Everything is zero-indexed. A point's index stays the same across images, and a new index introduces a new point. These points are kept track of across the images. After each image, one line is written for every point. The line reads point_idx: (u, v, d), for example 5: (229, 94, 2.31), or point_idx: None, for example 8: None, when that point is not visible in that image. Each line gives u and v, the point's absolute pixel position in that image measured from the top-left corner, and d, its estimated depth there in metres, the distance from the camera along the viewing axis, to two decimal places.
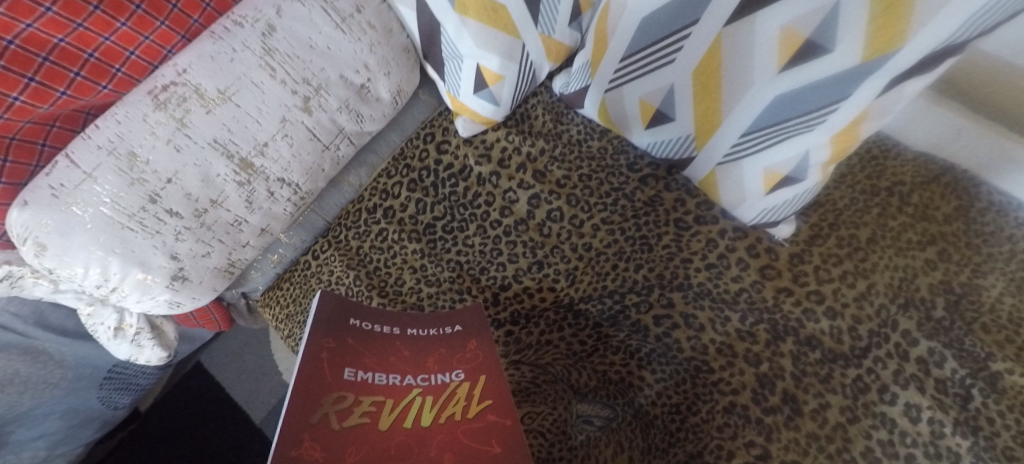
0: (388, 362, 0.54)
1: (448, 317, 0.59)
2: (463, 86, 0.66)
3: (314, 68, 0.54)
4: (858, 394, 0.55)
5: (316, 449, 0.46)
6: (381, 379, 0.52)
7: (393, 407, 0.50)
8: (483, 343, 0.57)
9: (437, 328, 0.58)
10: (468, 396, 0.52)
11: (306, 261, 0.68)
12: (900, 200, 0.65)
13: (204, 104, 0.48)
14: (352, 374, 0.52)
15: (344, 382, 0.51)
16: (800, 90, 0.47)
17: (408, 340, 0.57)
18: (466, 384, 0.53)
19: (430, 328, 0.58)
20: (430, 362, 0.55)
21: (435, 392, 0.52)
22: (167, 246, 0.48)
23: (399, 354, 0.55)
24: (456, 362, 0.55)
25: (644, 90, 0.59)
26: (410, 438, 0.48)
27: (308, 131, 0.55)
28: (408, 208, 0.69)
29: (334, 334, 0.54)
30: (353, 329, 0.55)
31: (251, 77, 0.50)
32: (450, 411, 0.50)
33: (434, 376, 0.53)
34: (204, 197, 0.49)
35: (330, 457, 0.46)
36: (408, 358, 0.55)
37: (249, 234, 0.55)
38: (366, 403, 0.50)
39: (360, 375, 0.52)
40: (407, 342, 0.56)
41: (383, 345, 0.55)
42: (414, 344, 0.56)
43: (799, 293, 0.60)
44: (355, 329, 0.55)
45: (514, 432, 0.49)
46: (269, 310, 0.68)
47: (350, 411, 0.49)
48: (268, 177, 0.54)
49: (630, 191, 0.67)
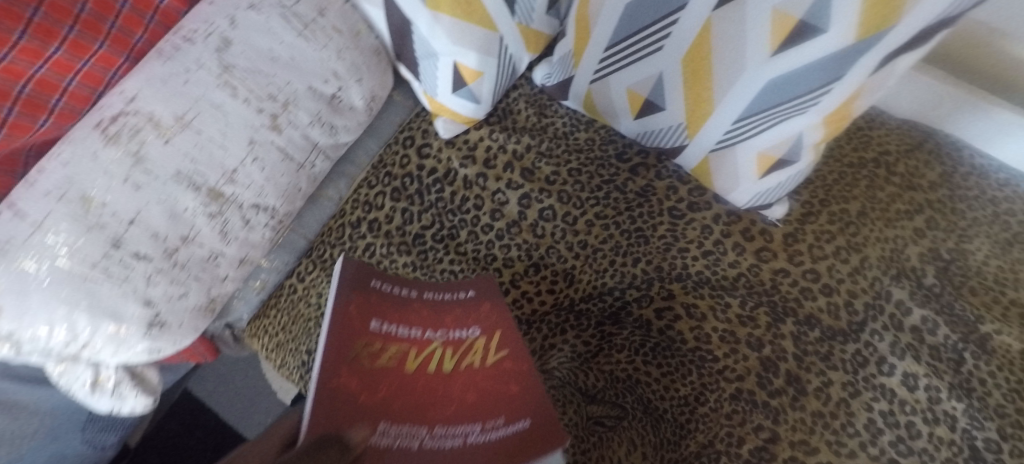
0: (411, 314, 0.51)
1: (461, 282, 0.56)
2: (441, 86, 0.62)
3: (279, 82, 0.50)
4: (858, 368, 0.56)
5: (353, 382, 0.43)
6: (405, 332, 0.49)
7: (417, 356, 0.48)
8: (496, 307, 0.54)
9: (450, 293, 0.55)
10: (485, 347, 0.50)
11: (291, 285, 0.65)
12: (887, 170, 0.65)
13: (160, 133, 0.44)
14: (378, 326, 0.48)
15: (370, 330, 0.48)
16: (792, 74, 0.45)
17: (427, 303, 0.53)
18: (483, 338, 0.51)
19: (442, 293, 0.54)
20: (448, 320, 0.52)
21: (455, 345, 0.50)
22: (140, 292, 0.44)
23: (417, 313, 0.52)
24: (476, 320, 0.53)
25: (631, 80, 0.57)
26: (434, 383, 0.46)
27: (279, 151, 0.51)
28: (394, 218, 0.66)
29: (355, 286, 0.50)
30: (375, 291, 0.51)
31: (210, 98, 0.46)
32: (470, 359, 0.49)
33: (455, 332, 0.51)
34: (172, 234, 0.45)
35: (365, 390, 0.43)
36: (428, 317, 0.52)
37: (228, 266, 0.51)
38: (392, 351, 0.48)
39: (386, 327, 0.49)
40: (426, 305, 0.53)
41: (404, 301, 0.52)
42: (432, 304, 0.53)
43: (796, 273, 0.61)
44: (377, 288, 0.51)
45: (528, 377, 0.48)
46: (257, 340, 0.65)
47: (379, 356, 0.46)
48: (241, 204, 0.50)
49: (621, 182, 0.66)
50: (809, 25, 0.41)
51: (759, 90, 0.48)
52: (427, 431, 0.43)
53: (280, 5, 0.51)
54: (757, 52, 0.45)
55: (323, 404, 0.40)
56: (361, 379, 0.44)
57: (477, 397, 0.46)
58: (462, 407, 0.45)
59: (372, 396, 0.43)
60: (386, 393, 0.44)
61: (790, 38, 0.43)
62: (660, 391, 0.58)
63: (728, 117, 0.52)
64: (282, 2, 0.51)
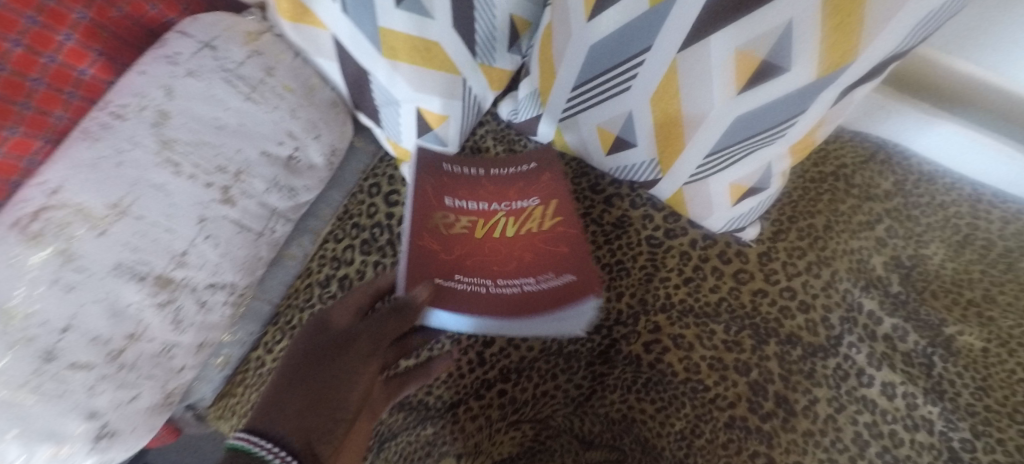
0: (478, 192, 0.61)
1: (525, 156, 0.65)
2: (405, 132, 0.60)
3: (228, 151, 0.46)
4: (840, 382, 0.58)
5: (434, 244, 0.55)
6: (475, 204, 0.60)
7: (486, 225, 0.59)
8: (554, 177, 0.63)
9: (515, 167, 0.64)
10: (542, 216, 0.59)
11: (258, 357, 0.61)
12: (845, 183, 0.68)
13: (93, 225, 0.39)
14: (451, 201, 0.59)
15: (446, 205, 0.59)
16: (758, 111, 0.46)
17: (492, 179, 0.63)
18: (541, 207, 0.60)
19: (508, 167, 0.64)
20: (510, 192, 0.62)
21: (516, 214, 0.60)
22: (83, 405, 0.40)
23: (486, 186, 0.61)
24: (532, 192, 0.61)
25: (601, 118, 0.57)
26: (499, 245, 0.56)
27: (234, 225, 0.48)
28: (366, 273, 0.62)
29: (430, 158, 0.61)
30: (446, 171, 0.62)
31: (149, 179, 0.41)
32: (530, 224, 0.59)
33: (514, 203, 0.60)
34: (117, 334, 0.41)
35: (444, 249, 0.55)
36: (492, 190, 0.61)
37: (184, 355, 0.48)
38: (464, 220, 0.59)
39: (457, 202, 0.60)
40: (492, 180, 0.62)
41: (469, 182, 0.62)
42: (497, 179, 0.63)
43: (774, 292, 0.61)
44: (448, 170, 0.61)
45: (579, 239, 0.57)
46: (224, 422, 0.61)
47: (456, 227, 0.58)
48: (194, 287, 0.46)
49: (597, 214, 0.65)
50: (772, 65, 0.41)
51: (728, 127, 0.48)
52: (491, 281, 0.53)
53: (223, 67, 0.46)
54: (723, 92, 0.45)
55: (414, 254, 0.54)
56: (442, 241, 0.56)
57: (532, 258, 0.56)
58: (521, 266, 0.55)
59: (450, 255, 0.55)
60: (461, 253, 0.55)
61: (754, 77, 0.43)
62: (656, 428, 0.57)
63: (700, 152, 0.52)
64: (223, 64, 0.46)
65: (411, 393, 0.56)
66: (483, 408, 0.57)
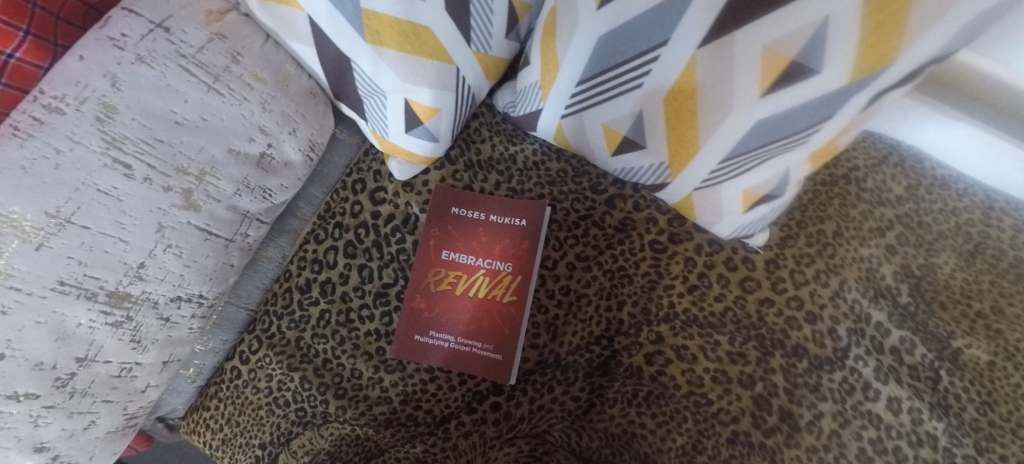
0: (472, 245, 0.60)
1: (516, 207, 0.61)
2: (392, 126, 0.54)
3: (188, 150, 0.40)
4: (846, 396, 0.55)
5: (421, 301, 0.58)
6: (464, 259, 0.60)
7: (466, 282, 0.59)
8: (533, 246, 0.60)
9: (509, 218, 0.61)
10: (506, 285, 0.59)
11: (234, 368, 0.56)
12: (857, 187, 0.65)
13: (27, 239, 0.33)
14: (448, 255, 0.60)
15: (442, 259, 0.60)
16: (782, 115, 0.41)
17: (489, 227, 0.61)
18: (509, 275, 0.59)
19: (505, 216, 0.61)
20: (497, 249, 0.60)
21: (491, 276, 0.59)
22: (29, 438, 0.36)
23: (477, 239, 0.60)
24: (512, 255, 0.60)
25: (607, 117, 0.52)
26: (457, 305, 0.58)
27: (200, 231, 0.43)
28: (350, 278, 0.58)
29: (444, 202, 0.61)
30: (453, 217, 0.60)
31: (95, 183, 0.35)
32: (489, 292, 0.59)
33: (494, 263, 0.60)
34: (64, 359, 0.36)
35: (427, 304, 0.58)
36: (485, 243, 0.60)
37: (146, 375, 0.44)
38: (451, 274, 0.59)
39: (452, 255, 0.60)
40: (488, 228, 0.61)
41: (470, 229, 0.60)
42: (494, 231, 0.61)
43: (780, 302, 0.58)
44: (455, 216, 0.60)
45: (517, 318, 0.58)
46: (196, 437, 0.58)
47: (441, 282, 0.59)
48: (156, 301, 0.42)
49: (598, 217, 0.61)
50: (802, 66, 0.36)
51: (747, 131, 0.44)
52: (455, 337, 0.57)
53: (180, 52, 0.40)
54: (745, 94, 0.41)
55: (414, 299, 0.58)
56: (429, 299, 0.58)
57: (489, 323, 0.58)
58: (477, 329, 0.58)
59: (430, 312, 0.58)
60: (439, 310, 0.58)
61: (781, 79, 0.38)
62: (657, 444, 0.55)
63: (715, 157, 0.48)
64: (180, 49, 0.40)
65: (402, 407, 0.56)
66: (477, 424, 0.55)
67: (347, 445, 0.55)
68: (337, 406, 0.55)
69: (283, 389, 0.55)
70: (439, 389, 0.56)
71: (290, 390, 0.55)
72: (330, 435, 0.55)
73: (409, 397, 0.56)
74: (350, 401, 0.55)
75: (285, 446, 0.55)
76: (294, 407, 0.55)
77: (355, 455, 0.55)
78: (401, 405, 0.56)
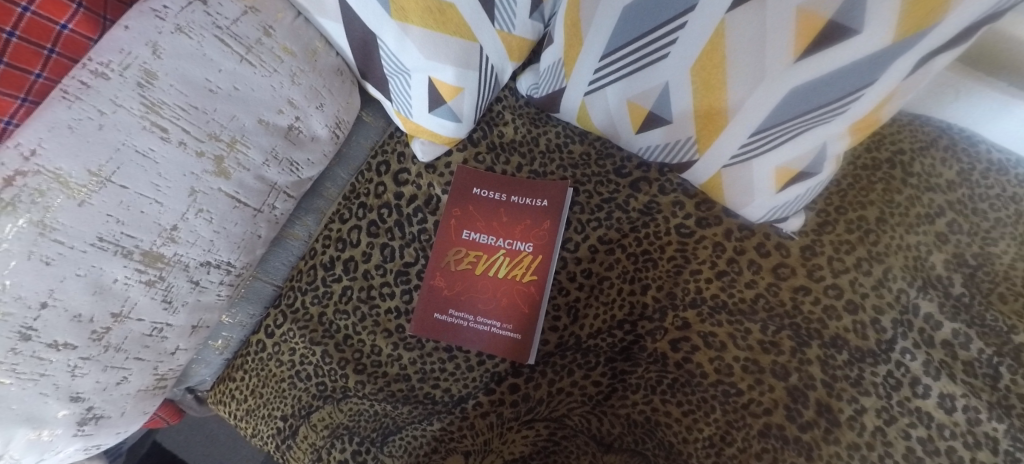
0: (493, 225, 0.60)
1: (537, 188, 0.60)
2: (416, 105, 0.55)
3: (221, 117, 0.42)
4: (891, 392, 0.50)
5: (441, 280, 0.58)
6: (484, 239, 0.60)
7: (486, 262, 0.59)
8: (554, 227, 0.59)
9: (531, 199, 0.60)
10: (526, 266, 0.58)
11: (259, 341, 0.58)
12: (902, 171, 0.61)
13: (71, 195, 0.35)
14: (469, 235, 0.60)
15: (463, 239, 0.59)
16: (817, 83, 0.39)
17: (510, 208, 0.60)
18: (529, 255, 0.58)
19: (526, 197, 0.60)
20: (518, 230, 0.60)
21: (511, 256, 0.59)
22: (65, 387, 0.38)
23: (499, 220, 0.60)
24: (533, 236, 0.59)
25: (632, 91, 0.51)
26: (477, 284, 0.58)
27: (230, 199, 0.45)
28: (372, 256, 0.59)
29: (465, 182, 0.61)
30: (474, 198, 0.60)
31: (134, 145, 0.37)
32: (509, 272, 0.58)
33: (515, 243, 0.59)
34: (100, 313, 0.38)
35: (447, 283, 0.58)
36: (505, 223, 0.60)
37: (177, 337, 0.46)
38: (472, 254, 0.59)
39: (473, 235, 0.60)
40: (510, 209, 0.60)
41: (491, 210, 0.60)
42: (515, 211, 0.60)
43: (817, 290, 0.54)
44: (476, 197, 0.60)
45: (536, 299, 0.57)
46: (222, 407, 0.60)
47: (462, 261, 0.59)
48: (186, 264, 0.43)
49: (622, 200, 0.60)
50: (840, 27, 0.34)
51: (780, 102, 0.42)
52: (473, 316, 0.57)
53: (215, 24, 0.41)
54: (777, 60, 0.39)
55: (434, 278, 0.58)
56: (449, 277, 0.58)
57: (509, 303, 0.57)
58: (497, 309, 0.57)
59: (450, 291, 0.58)
60: (459, 289, 0.58)
61: (817, 41, 0.36)
62: (682, 434, 0.52)
63: (745, 130, 0.46)
64: (215, 20, 0.41)
65: (420, 385, 0.56)
66: (495, 405, 0.55)
67: (364, 420, 0.55)
68: (356, 381, 0.56)
69: (305, 364, 0.57)
70: (457, 369, 0.56)
71: (311, 364, 0.56)
72: (348, 410, 0.56)
73: (427, 375, 0.56)
74: (369, 377, 0.56)
75: (306, 419, 0.56)
76: (315, 381, 0.56)
77: (373, 432, 0.55)
78: (419, 382, 0.56)
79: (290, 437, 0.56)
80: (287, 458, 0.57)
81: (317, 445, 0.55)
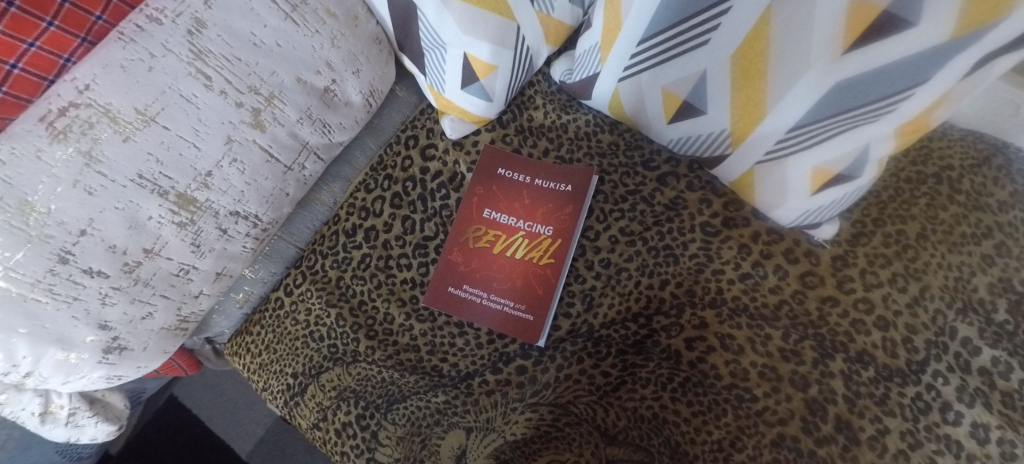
0: (514, 207, 0.60)
1: (562, 173, 0.60)
2: (449, 81, 0.55)
3: (262, 71, 0.44)
4: (918, 415, 0.47)
5: (458, 256, 0.59)
6: (505, 219, 0.60)
7: (505, 242, 0.59)
8: (575, 213, 0.58)
9: (555, 184, 0.60)
10: (544, 249, 0.58)
11: (278, 298, 0.60)
12: (949, 187, 0.57)
13: (118, 130, 0.37)
14: (490, 214, 0.60)
15: (483, 217, 0.60)
16: (864, 77, 0.37)
17: (533, 191, 0.60)
18: (548, 238, 0.58)
19: (550, 182, 0.60)
20: (539, 213, 0.59)
21: (530, 238, 0.59)
22: (94, 314, 0.40)
23: (521, 202, 0.60)
24: (554, 220, 0.59)
25: (666, 79, 0.50)
26: (493, 263, 0.58)
27: (263, 152, 0.47)
28: (393, 227, 0.60)
29: (491, 162, 0.61)
30: (499, 178, 0.60)
31: (179, 90, 0.39)
32: (527, 254, 0.58)
33: (535, 226, 0.59)
34: (133, 246, 0.40)
35: (464, 259, 0.58)
36: (528, 206, 0.60)
37: (201, 281, 0.48)
38: (491, 233, 0.59)
39: (494, 215, 0.60)
40: (533, 192, 0.60)
41: (515, 191, 0.60)
42: (538, 195, 0.60)
43: (846, 302, 0.52)
44: (500, 177, 0.60)
45: (550, 282, 0.56)
46: (237, 359, 0.61)
47: (480, 239, 0.59)
48: (217, 212, 0.45)
49: (648, 193, 0.59)
50: (894, 18, 0.33)
51: (823, 96, 0.40)
52: (487, 294, 0.57)
53: None
54: (824, 50, 0.37)
55: (451, 254, 0.59)
56: (466, 254, 0.58)
57: (523, 284, 0.57)
58: (511, 289, 0.57)
59: (466, 267, 0.58)
60: (475, 266, 0.58)
61: (868, 32, 0.34)
62: (690, 435, 0.51)
63: (783, 125, 0.45)
64: None
65: (429, 357, 0.56)
66: (500, 384, 0.55)
67: (372, 386, 0.56)
68: (366, 346, 0.57)
69: (319, 325, 0.58)
70: (466, 345, 0.56)
71: (325, 326, 0.58)
72: (357, 374, 0.56)
73: (436, 348, 0.56)
74: (379, 343, 0.57)
75: (315, 379, 0.57)
76: (327, 343, 0.58)
77: (379, 398, 0.55)
78: (428, 355, 0.56)
79: (298, 394, 0.57)
80: (293, 414, 0.58)
81: (323, 404, 0.56)
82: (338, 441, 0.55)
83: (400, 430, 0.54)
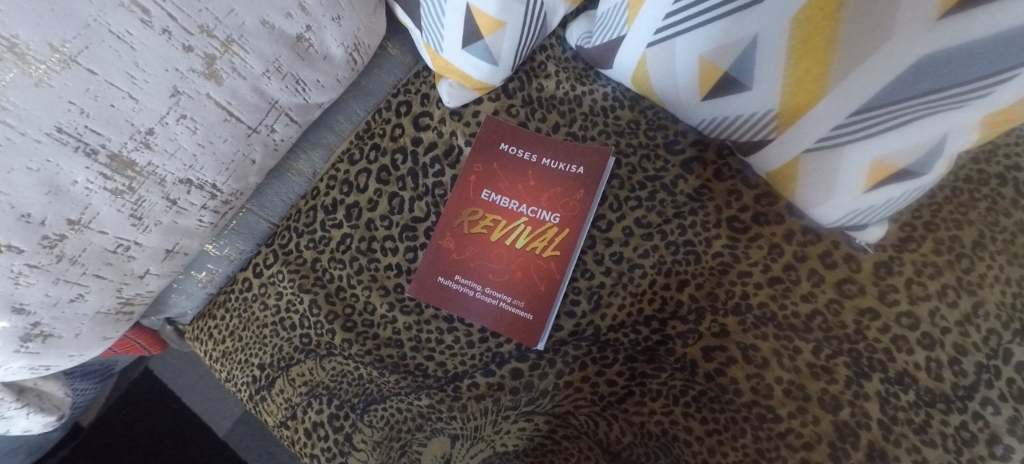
0: (517, 189, 0.53)
1: (573, 153, 0.53)
2: (448, 37, 0.48)
3: (216, 9, 0.37)
4: (961, 447, 0.39)
5: (450, 242, 0.52)
6: (505, 203, 0.53)
7: (505, 228, 0.52)
8: (586, 200, 0.52)
9: (564, 165, 0.53)
10: (549, 239, 0.51)
11: (246, 279, 0.55)
12: (1014, 190, 0.49)
13: (26, 71, 0.29)
14: (489, 195, 0.53)
15: (481, 199, 0.53)
16: (960, 50, 0.29)
17: (539, 173, 0.53)
18: (554, 228, 0.51)
19: (559, 163, 0.53)
20: (544, 198, 0.52)
21: (533, 226, 0.52)
22: (7, 296, 0.35)
23: (525, 183, 0.53)
24: (560, 206, 0.52)
25: (700, 44, 0.42)
26: (490, 252, 0.52)
27: (219, 110, 0.42)
28: (378, 205, 0.53)
29: (494, 136, 0.54)
30: (501, 155, 0.53)
31: (108, 24, 0.32)
32: (530, 244, 0.51)
33: (540, 212, 0.52)
34: (54, 217, 0.35)
35: (459, 247, 0.52)
36: (532, 189, 0.53)
37: (146, 260, 0.44)
38: (488, 218, 0.52)
39: (494, 197, 0.53)
40: (539, 174, 0.53)
41: (518, 172, 0.53)
42: (545, 177, 0.53)
43: (887, 316, 0.44)
44: (502, 154, 0.53)
45: (554, 278, 0.50)
46: (199, 344, 0.56)
47: (476, 224, 0.52)
48: (162, 179, 0.41)
49: (670, 180, 0.51)
50: None
51: (901, 73, 0.32)
52: (481, 287, 0.51)
53: None
54: (915, 14, 0.29)
55: (441, 241, 0.52)
56: (459, 239, 0.52)
57: (522, 278, 0.51)
58: (509, 282, 0.51)
59: (459, 256, 0.52)
60: (469, 255, 0.52)
61: None
62: (702, 456, 0.45)
63: (844, 108, 0.37)
64: None
65: (412, 355, 0.50)
66: (492, 389, 0.49)
67: (347, 383, 0.50)
68: (343, 339, 0.51)
69: (291, 311, 0.52)
70: (455, 343, 0.50)
71: (297, 313, 0.52)
72: (331, 369, 0.51)
73: (422, 344, 0.51)
74: (357, 336, 0.51)
75: (284, 372, 0.52)
76: (299, 333, 0.52)
77: (355, 397, 0.50)
78: (412, 352, 0.51)
79: (265, 388, 0.52)
80: (259, 410, 0.53)
81: (293, 401, 0.51)
82: (308, 442, 0.49)
83: (377, 434, 0.49)
